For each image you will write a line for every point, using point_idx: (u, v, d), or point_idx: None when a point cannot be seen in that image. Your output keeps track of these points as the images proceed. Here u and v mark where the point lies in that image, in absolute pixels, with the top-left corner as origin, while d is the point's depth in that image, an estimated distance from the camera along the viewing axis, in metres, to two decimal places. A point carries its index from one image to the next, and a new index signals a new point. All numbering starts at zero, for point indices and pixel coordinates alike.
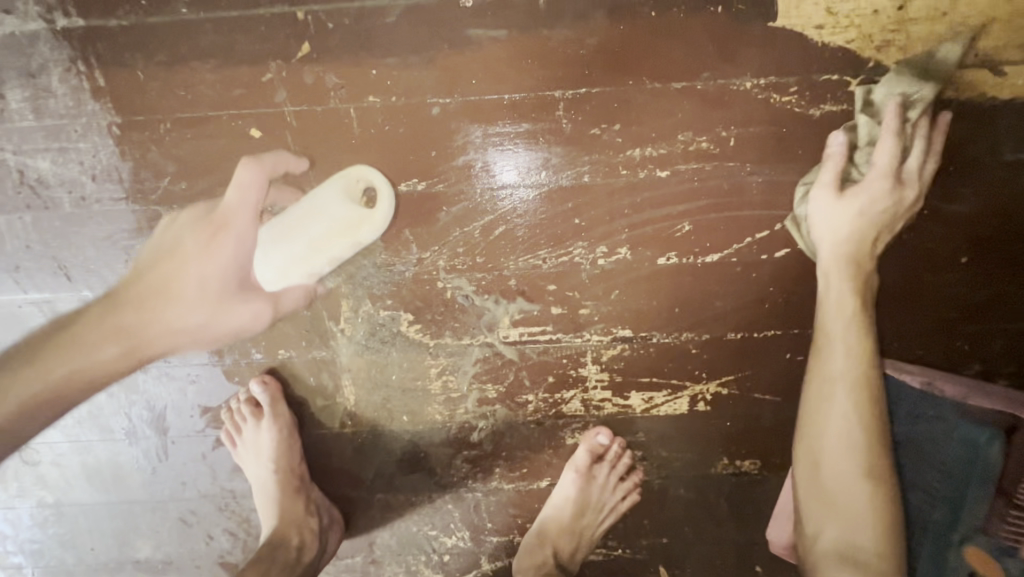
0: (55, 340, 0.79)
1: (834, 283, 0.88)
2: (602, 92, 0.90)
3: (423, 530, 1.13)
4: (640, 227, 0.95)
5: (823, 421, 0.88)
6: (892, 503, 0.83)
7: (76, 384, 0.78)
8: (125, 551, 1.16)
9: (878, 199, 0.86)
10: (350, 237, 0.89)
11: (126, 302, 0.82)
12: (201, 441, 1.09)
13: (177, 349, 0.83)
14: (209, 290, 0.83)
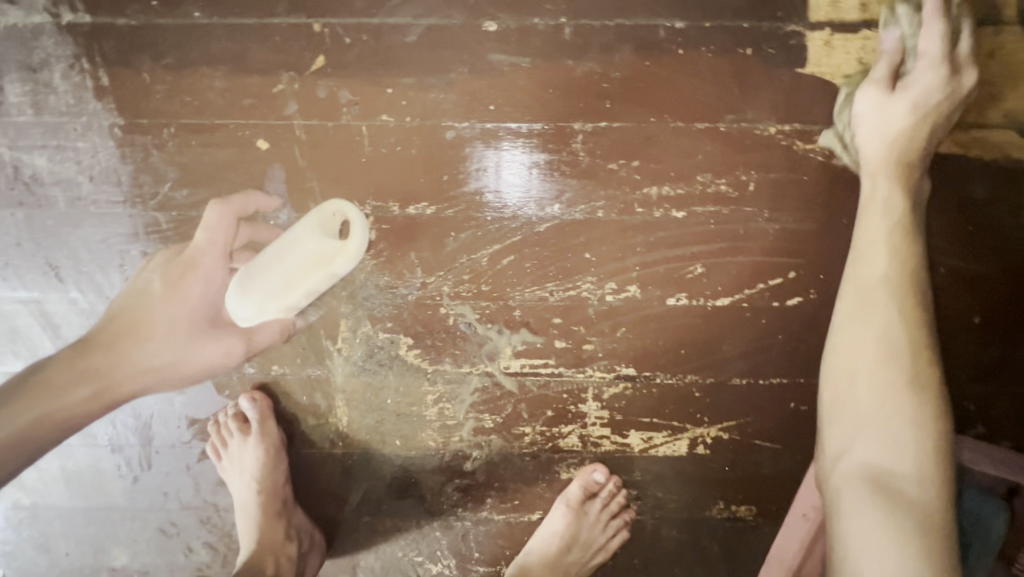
0: (16, 386, 0.77)
1: (880, 184, 0.78)
2: (622, 128, 0.88)
3: (408, 556, 1.10)
4: (652, 267, 0.93)
5: (857, 329, 0.74)
6: (944, 422, 0.67)
7: (44, 429, 0.76)
8: (100, 558, 1.13)
9: (934, 98, 0.79)
10: (324, 269, 0.84)
11: (91, 346, 0.83)
12: (186, 452, 1.06)
13: (146, 388, 0.85)
14: (179, 329, 0.86)
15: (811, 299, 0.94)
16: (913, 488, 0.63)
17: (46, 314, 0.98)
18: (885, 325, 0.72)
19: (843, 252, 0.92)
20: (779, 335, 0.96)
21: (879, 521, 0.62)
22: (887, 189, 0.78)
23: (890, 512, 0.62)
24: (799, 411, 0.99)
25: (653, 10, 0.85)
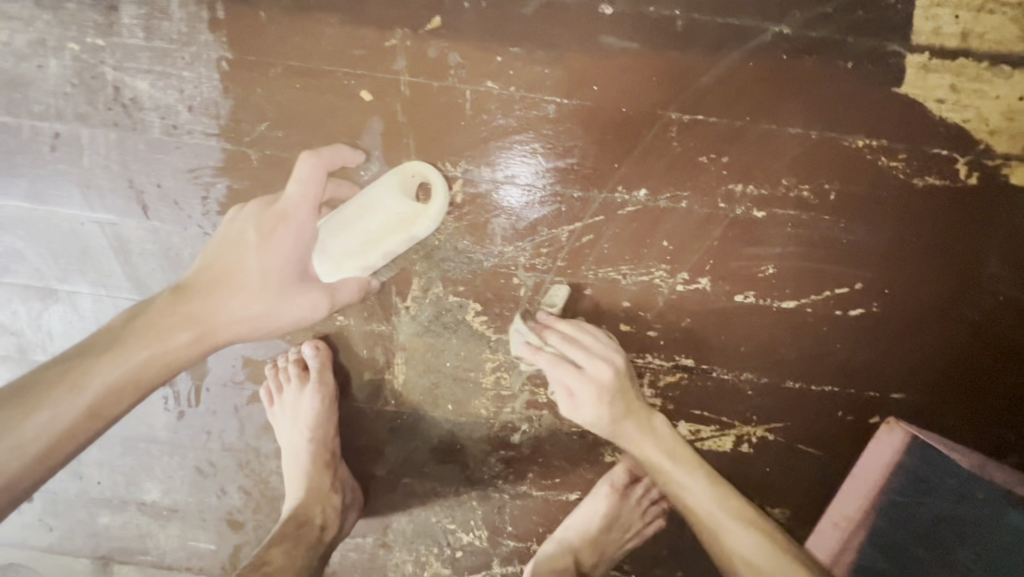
0: (123, 331, 0.79)
1: (637, 438, 0.91)
2: (717, 124, 0.91)
3: (441, 522, 1.11)
4: (724, 262, 0.96)
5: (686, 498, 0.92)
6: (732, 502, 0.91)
7: (143, 375, 0.77)
8: (132, 491, 1.12)
9: (613, 380, 0.89)
10: (405, 231, 0.88)
11: (190, 294, 0.81)
12: (236, 392, 1.07)
13: (240, 339, 0.82)
14: (271, 281, 0.82)
15: (872, 312, 0.97)
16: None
17: (120, 238, 0.98)
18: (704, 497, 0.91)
19: (910, 270, 0.95)
20: (836, 344, 0.98)
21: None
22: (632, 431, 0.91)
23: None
24: (848, 421, 1.01)
25: (764, 15, 0.88)
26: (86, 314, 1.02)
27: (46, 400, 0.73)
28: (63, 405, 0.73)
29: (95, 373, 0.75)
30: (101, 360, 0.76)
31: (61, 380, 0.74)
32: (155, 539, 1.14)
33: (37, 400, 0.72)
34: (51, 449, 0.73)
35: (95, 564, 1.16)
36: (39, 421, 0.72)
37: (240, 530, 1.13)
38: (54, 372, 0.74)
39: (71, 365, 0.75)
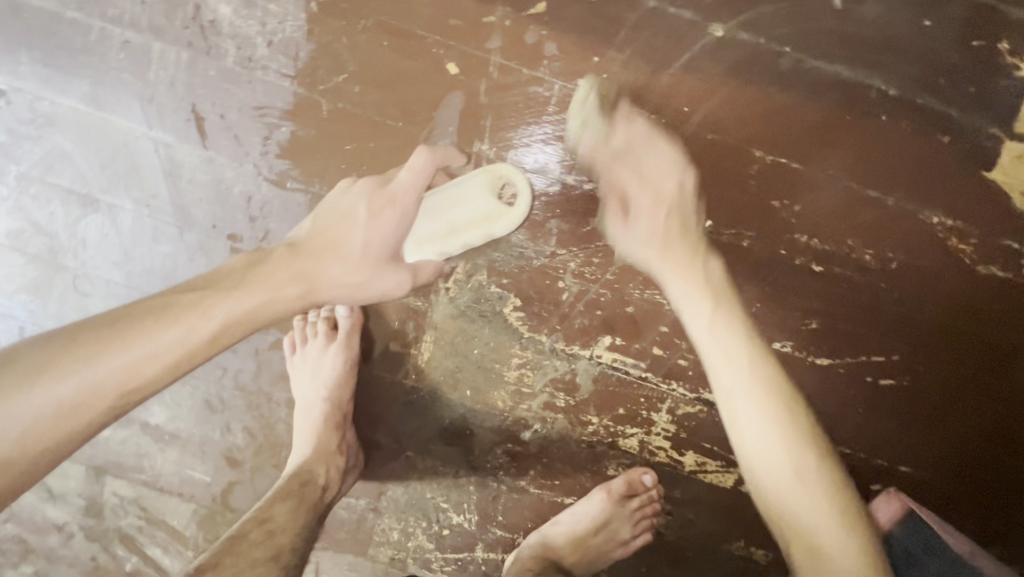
0: (248, 273, 0.82)
1: (666, 264, 0.83)
2: (798, 172, 0.89)
3: (435, 500, 1.13)
4: (772, 309, 0.94)
5: (734, 408, 0.75)
6: (763, 415, 0.74)
7: (262, 313, 0.81)
8: (139, 408, 1.14)
9: (671, 189, 0.87)
10: (485, 227, 0.88)
11: (306, 252, 0.85)
12: (260, 336, 1.07)
13: (335, 300, 0.87)
14: (371, 255, 0.86)
15: (903, 386, 0.97)
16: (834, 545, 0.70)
17: (172, 161, 0.96)
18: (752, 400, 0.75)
19: (951, 352, 0.95)
20: (858, 408, 0.98)
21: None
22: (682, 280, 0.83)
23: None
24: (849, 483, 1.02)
25: (870, 70, 0.86)
26: (123, 230, 1.01)
27: (182, 318, 0.75)
28: (198, 325, 0.75)
29: (227, 302, 0.78)
30: (234, 292, 0.79)
31: (196, 303, 0.76)
32: (152, 461, 1.16)
33: (175, 315, 0.75)
34: (180, 362, 0.75)
35: (89, 472, 1.18)
36: (175, 334, 0.74)
37: (238, 469, 1.14)
38: (191, 295, 0.77)
39: (205, 293, 0.78)
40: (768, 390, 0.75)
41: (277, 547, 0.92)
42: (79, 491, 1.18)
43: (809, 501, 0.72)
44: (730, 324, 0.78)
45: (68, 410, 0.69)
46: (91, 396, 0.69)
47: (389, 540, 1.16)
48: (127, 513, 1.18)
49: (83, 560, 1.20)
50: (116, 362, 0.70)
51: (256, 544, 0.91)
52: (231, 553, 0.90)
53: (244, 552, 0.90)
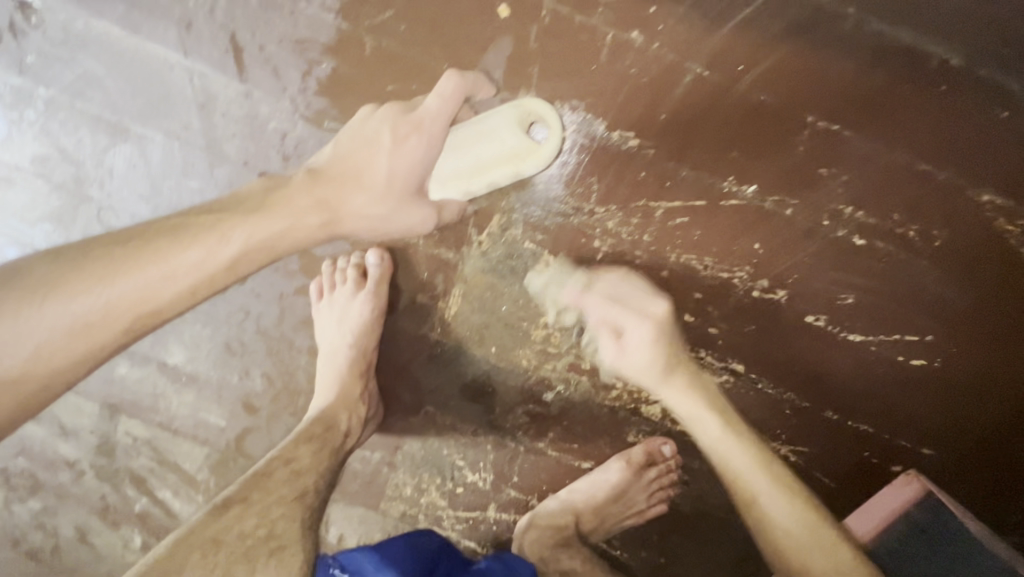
0: (265, 199, 0.80)
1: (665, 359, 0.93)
2: (850, 140, 0.87)
3: (452, 457, 1.12)
4: (806, 280, 0.94)
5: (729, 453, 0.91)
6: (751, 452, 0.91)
7: (280, 242, 0.79)
8: (157, 348, 1.13)
9: (666, 315, 0.94)
10: (514, 165, 0.89)
11: (326, 179, 0.82)
12: (286, 280, 1.06)
13: (358, 232, 0.86)
14: (395, 186, 0.83)
15: (933, 367, 0.96)
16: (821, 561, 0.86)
17: (206, 93, 0.94)
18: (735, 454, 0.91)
19: (987, 335, 0.94)
20: (885, 387, 0.98)
21: None
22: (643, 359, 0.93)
23: None
24: (869, 463, 1.01)
25: (934, 37, 0.84)
26: (152, 162, 0.98)
27: (198, 242, 0.75)
28: (213, 251, 0.75)
29: (243, 228, 0.77)
30: (250, 218, 0.78)
31: (213, 228, 0.76)
32: (168, 402, 1.15)
33: (191, 239, 0.74)
34: (195, 288, 0.75)
35: (103, 410, 1.16)
36: (190, 258, 0.74)
37: (254, 415, 1.13)
38: (207, 220, 0.77)
39: (220, 218, 0.77)
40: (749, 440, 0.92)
41: (304, 487, 0.90)
42: (91, 428, 1.17)
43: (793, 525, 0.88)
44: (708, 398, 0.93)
45: (81, 329, 0.69)
46: (106, 316, 0.70)
47: (401, 495, 1.15)
48: (140, 454, 1.18)
49: (93, 498, 1.19)
50: (131, 284, 0.71)
51: (283, 483, 0.88)
52: (257, 490, 0.86)
53: (273, 488, 0.87)
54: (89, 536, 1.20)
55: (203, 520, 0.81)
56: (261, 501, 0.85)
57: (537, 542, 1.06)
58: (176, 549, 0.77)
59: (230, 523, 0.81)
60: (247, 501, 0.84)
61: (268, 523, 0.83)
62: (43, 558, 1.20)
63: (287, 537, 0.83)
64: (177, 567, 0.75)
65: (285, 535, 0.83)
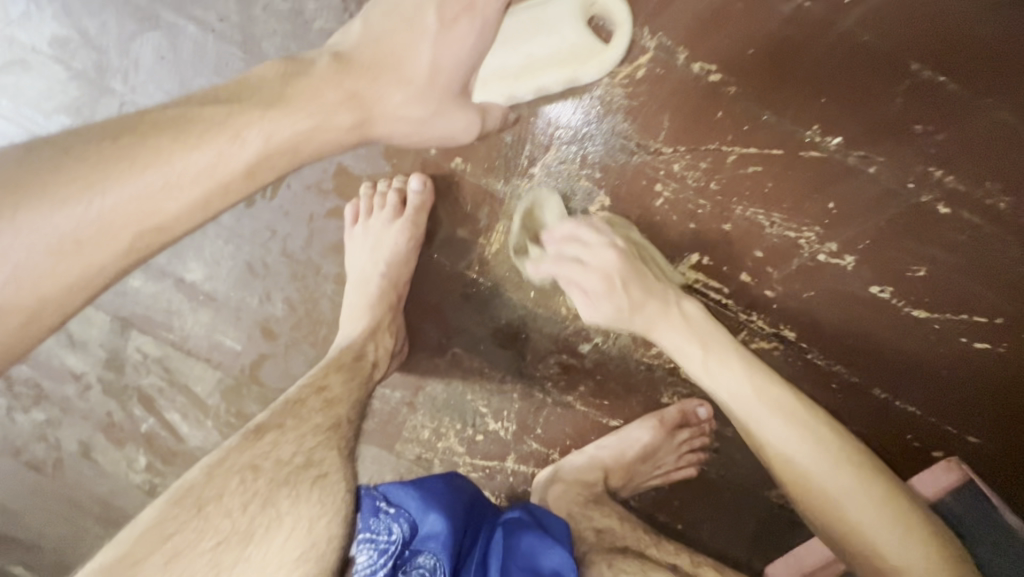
0: (280, 89, 0.64)
1: (659, 315, 0.83)
2: (952, 92, 0.81)
3: (475, 403, 1.06)
4: (879, 247, 0.87)
5: (792, 449, 0.73)
6: (825, 432, 0.74)
7: (308, 145, 0.65)
8: (175, 263, 1.07)
9: None
10: (569, 70, 0.86)
11: (355, 68, 0.68)
12: (318, 200, 1.01)
13: (390, 138, 0.72)
14: (438, 82, 0.70)
15: (997, 353, 0.90)
16: (928, 570, 0.66)
17: None
18: (799, 453, 0.73)
19: None
20: (943, 370, 0.91)
21: None
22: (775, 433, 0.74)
23: None
24: (911, 447, 0.95)
25: None
26: (182, 55, 0.91)
27: (207, 142, 0.59)
28: (227, 153, 0.60)
29: (262, 127, 0.62)
30: (268, 113, 0.62)
31: (223, 122, 0.60)
32: (182, 321, 1.09)
33: (197, 138, 0.58)
34: (209, 200, 0.60)
35: (114, 324, 1.11)
36: (200, 163, 0.58)
37: (272, 341, 1.08)
38: (213, 111, 0.60)
39: (231, 110, 0.61)
40: (817, 418, 0.75)
41: (337, 417, 0.84)
42: (101, 341, 1.12)
43: (895, 531, 0.68)
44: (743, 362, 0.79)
45: (68, 250, 0.53)
46: (100, 235, 0.54)
47: (418, 438, 1.09)
48: (149, 372, 1.12)
49: (98, 414, 1.14)
50: (128, 192, 0.55)
51: (317, 411, 0.83)
52: (294, 415, 0.82)
53: (306, 417, 0.82)
54: (93, 452, 1.16)
55: (237, 446, 0.77)
56: (298, 429, 0.80)
57: (564, 498, 0.99)
58: (215, 473, 0.73)
59: (266, 449, 0.77)
60: (283, 428, 0.80)
61: (306, 451, 0.78)
62: (44, 470, 1.17)
63: (327, 465, 0.78)
64: (216, 493, 0.71)
65: (325, 463, 0.79)
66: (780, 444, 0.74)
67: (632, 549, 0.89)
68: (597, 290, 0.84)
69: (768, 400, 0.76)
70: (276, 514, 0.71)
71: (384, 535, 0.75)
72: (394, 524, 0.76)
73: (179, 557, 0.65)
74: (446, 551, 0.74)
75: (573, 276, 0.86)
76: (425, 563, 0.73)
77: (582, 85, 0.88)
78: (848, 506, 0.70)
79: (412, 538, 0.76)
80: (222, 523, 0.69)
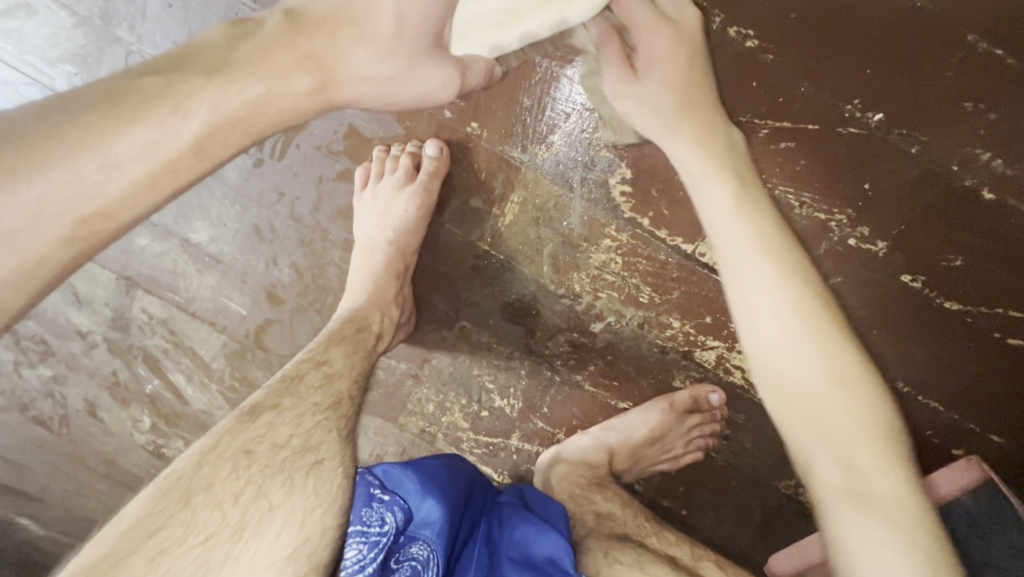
0: (228, 55, 0.63)
1: (691, 104, 0.76)
2: (1009, 66, 0.75)
3: (481, 378, 1.04)
4: (914, 234, 0.82)
5: (768, 293, 0.65)
6: (809, 278, 0.66)
7: (260, 113, 0.65)
8: (181, 224, 1.04)
9: None
10: (559, 9, 0.72)
11: (310, 25, 0.66)
12: (328, 163, 0.98)
13: (359, 99, 0.71)
14: (406, 35, 0.68)
15: None
16: (874, 454, 0.60)
17: None
18: (785, 297, 0.64)
19: None
20: (972, 366, 0.87)
21: (862, 511, 0.58)
22: (771, 303, 0.64)
23: (885, 508, 0.58)
24: (930, 443, 0.91)
25: None
26: (190, 4, 0.87)
27: (146, 115, 0.58)
28: (170, 128, 0.59)
29: (206, 97, 0.61)
30: (212, 81, 0.62)
31: (164, 95, 0.59)
32: (187, 282, 1.07)
33: (133, 114, 0.58)
34: (154, 179, 0.60)
35: (119, 283, 1.09)
36: (138, 140, 0.58)
37: (278, 307, 1.06)
38: (147, 84, 0.59)
39: (172, 80, 0.60)
40: (807, 267, 0.66)
41: (337, 394, 0.81)
42: (106, 301, 1.10)
43: (855, 400, 0.62)
44: (746, 186, 0.71)
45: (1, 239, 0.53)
46: (38, 223, 0.55)
47: (422, 411, 1.07)
48: (154, 333, 1.11)
49: (103, 373, 1.13)
50: (63, 175, 0.55)
51: (315, 389, 0.80)
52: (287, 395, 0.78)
53: (304, 395, 0.79)
54: (98, 410, 1.15)
55: (231, 429, 0.72)
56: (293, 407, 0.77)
57: (567, 479, 0.97)
58: (205, 462, 0.68)
59: (261, 432, 0.72)
60: (278, 409, 0.76)
61: (303, 434, 0.75)
62: (50, 426, 1.17)
63: (325, 450, 0.75)
64: (205, 482, 0.66)
65: (322, 447, 0.75)
66: (756, 284, 0.65)
67: (633, 536, 0.86)
68: (666, 50, 0.76)
69: (795, 285, 0.65)
70: (267, 506, 0.67)
71: (376, 527, 0.73)
72: (386, 513, 0.74)
73: (166, 551, 0.61)
74: (441, 541, 0.71)
75: (645, 66, 0.77)
76: (417, 554, 0.71)
77: (574, 26, 0.74)
78: (816, 381, 0.62)
79: (406, 526, 0.74)
80: (209, 515, 0.64)
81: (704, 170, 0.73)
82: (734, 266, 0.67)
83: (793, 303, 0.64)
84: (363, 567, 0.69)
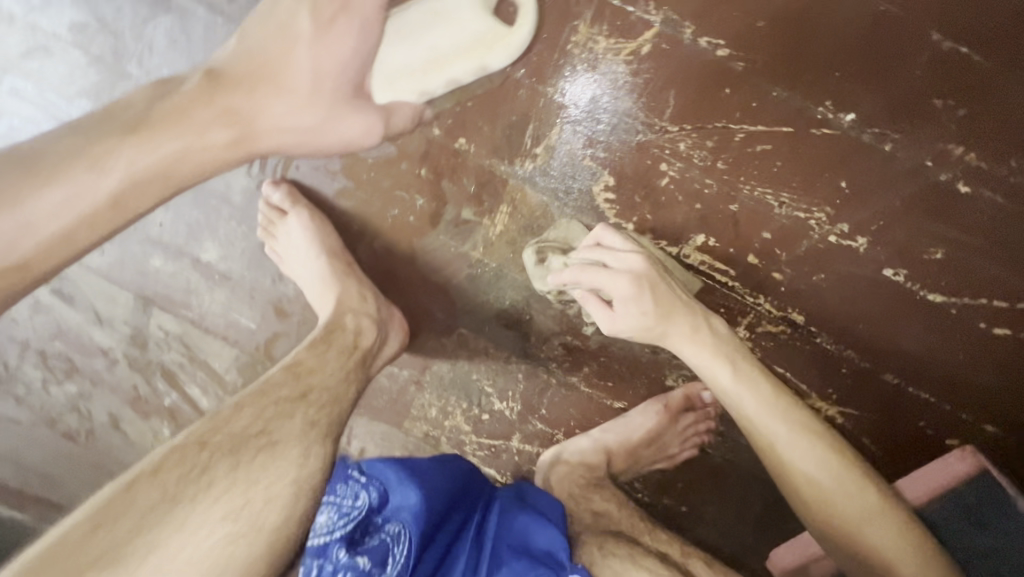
0: (146, 114, 0.71)
1: (675, 325, 0.84)
2: (974, 64, 0.78)
3: (480, 382, 1.07)
4: (894, 228, 0.84)
5: (796, 450, 0.82)
6: (806, 421, 0.84)
7: (179, 166, 0.72)
8: (191, 244, 1.09)
9: None
10: (479, 58, 0.81)
11: (228, 83, 0.74)
12: (327, 180, 1.02)
13: (281, 148, 0.77)
14: (324, 87, 0.75)
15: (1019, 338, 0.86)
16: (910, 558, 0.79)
17: None
18: (799, 456, 0.82)
19: None
20: (960, 357, 0.88)
21: None
22: (810, 457, 0.82)
23: None
24: (923, 435, 0.93)
25: None
26: (192, 38, 0.93)
27: (67, 175, 0.67)
28: (88, 183, 0.67)
29: (121, 156, 0.69)
30: (127, 141, 0.69)
31: (83, 156, 0.68)
32: (200, 299, 1.13)
33: (53, 175, 0.66)
34: (73, 231, 0.68)
35: (135, 302, 1.15)
36: (57, 197, 0.66)
37: (284, 320, 1.11)
38: (64, 147, 0.68)
39: (91, 143, 0.69)
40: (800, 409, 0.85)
41: (330, 411, 0.87)
42: (125, 319, 1.16)
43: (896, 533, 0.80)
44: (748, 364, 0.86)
45: None
46: None
47: (426, 415, 1.11)
48: (171, 348, 1.17)
49: (125, 387, 1.20)
50: None
51: (314, 405, 0.86)
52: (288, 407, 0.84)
53: (290, 411, 0.84)
54: (121, 423, 1.22)
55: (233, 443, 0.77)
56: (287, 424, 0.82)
57: (567, 478, 1.01)
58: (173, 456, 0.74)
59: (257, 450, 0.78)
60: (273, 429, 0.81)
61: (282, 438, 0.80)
62: (76, 438, 1.23)
63: None
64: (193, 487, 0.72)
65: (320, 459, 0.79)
66: (793, 449, 0.82)
67: (625, 532, 0.89)
68: (630, 278, 0.82)
69: (811, 437, 0.83)
70: (210, 477, 0.74)
71: (350, 500, 0.77)
72: (362, 490, 0.77)
73: (103, 526, 0.67)
74: (416, 523, 0.72)
75: (609, 285, 0.83)
76: (390, 529, 0.73)
77: (494, 71, 0.83)
78: (858, 515, 0.80)
79: (382, 506, 0.76)
80: (149, 493, 0.70)
81: (700, 356, 0.85)
82: (757, 428, 0.84)
83: (800, 443, 0.82)
84: (330, 532, 0.73)
